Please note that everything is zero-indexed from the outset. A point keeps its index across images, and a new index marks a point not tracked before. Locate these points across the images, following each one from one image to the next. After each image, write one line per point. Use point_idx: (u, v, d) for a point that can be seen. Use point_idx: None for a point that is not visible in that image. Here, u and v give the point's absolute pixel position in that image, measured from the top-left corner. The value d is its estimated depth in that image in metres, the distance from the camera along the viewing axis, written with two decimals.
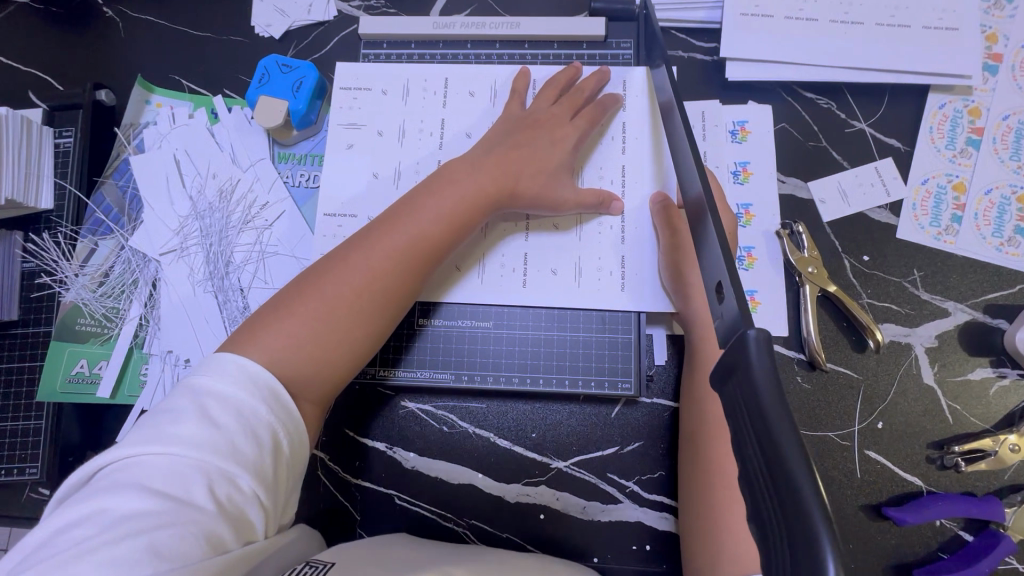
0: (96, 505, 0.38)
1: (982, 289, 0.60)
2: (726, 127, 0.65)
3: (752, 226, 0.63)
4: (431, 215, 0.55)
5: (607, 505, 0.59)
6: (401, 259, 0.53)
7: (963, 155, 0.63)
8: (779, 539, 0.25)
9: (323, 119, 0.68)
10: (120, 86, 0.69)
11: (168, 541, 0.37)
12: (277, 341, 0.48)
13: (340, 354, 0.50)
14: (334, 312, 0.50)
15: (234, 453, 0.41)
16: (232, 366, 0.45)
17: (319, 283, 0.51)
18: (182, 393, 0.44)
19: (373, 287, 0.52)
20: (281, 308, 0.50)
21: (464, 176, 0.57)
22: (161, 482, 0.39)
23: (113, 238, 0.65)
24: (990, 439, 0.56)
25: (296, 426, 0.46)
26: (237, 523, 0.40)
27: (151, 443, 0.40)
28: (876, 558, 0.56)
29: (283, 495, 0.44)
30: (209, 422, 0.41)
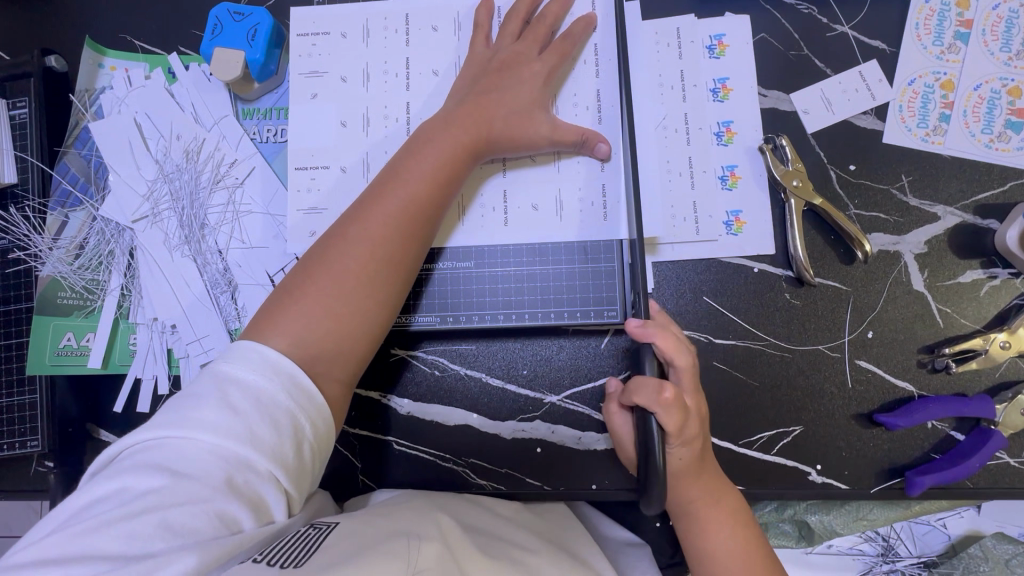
0: (119, 483, 0.39)
1: (972, 189, 0.59)
2: (703, 43, 0.62)
3: (734, 144, 0.61)
4: (418, 177, 0.53)
5: (603, 434, 0.60)
6: (398, 224, 0.52)
7: (951, 51, 0.60)
8: None
9: (283, 68, 0.66)
10: (70, 51, 0.66)
11: (183, 519, 0.38)
12: (294, 325, 0.48)
13: (359, 328, 0.50)
14: (345, 288, 0.50)
15: (251, 438, 0.41)
16: (254, 352, 0.45)
17: (323, 261, 0.50)
18: (207, 376, 0.44)
19: (377, 258, 0.51)
20: (291, 292, 0.50)
21: (440, 131, 0.55)
22: (182, 463, 0.40)
23: (83, 210, 0.63)
24: (980, 338, 0.55)
25: (319, 412, 0.45)
26: (253, 505, 0.40)
27: (174, 425, 0.41)
28: (869, 464, 0.57)
29: (306, 480, 0.44)
30: (230, 408, 0.41)
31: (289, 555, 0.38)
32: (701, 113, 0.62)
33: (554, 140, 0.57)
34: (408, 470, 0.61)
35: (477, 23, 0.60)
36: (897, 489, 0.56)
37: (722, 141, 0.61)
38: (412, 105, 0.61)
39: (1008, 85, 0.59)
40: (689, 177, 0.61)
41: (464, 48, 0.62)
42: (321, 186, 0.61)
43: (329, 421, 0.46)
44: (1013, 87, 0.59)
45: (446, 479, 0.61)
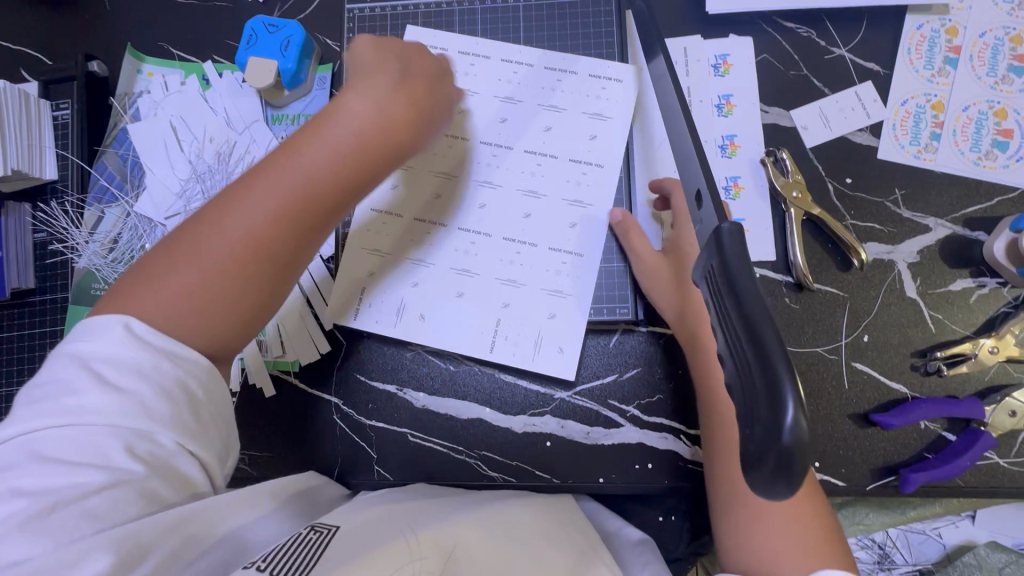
0: (12, 483, 0.38)
1: (962, 203, 0.62)
2: (709, 61, 0.66)
3: (737, 156, 0.65)
4: (317, 163, 0.48)
5: (610, 430, 0.62)
6: (292, 209, 0.47)
7: (941, 74, 0.64)
8: (750, 387, 0.28)
9: (313, 78, 0.69)
10: (112, 56, 0.70)
11: (103, 504, 0.39)
12: (150, 309, 0.44)
13: (228, 322, 0.47)
14: (208, 278, 0.45)
15: (145, 411, 0.41)
16: (120, 327, 0.43)
17: (194, 243, 0.46)
18: (70, 361, 0.42)
19: (253, 251, 0.46)
20: (154, 273, 0.45)
21: (355, 106, 0.50)
22: (76, 451, 0.39)
23: (118, 206, 0.66)
24: (969, 343, 0.59)
25: (210, 374, 0.45)
26: (168, 477, 0.42)
27: (57, 415, 0.40)
28: (865, 461, 0.59)
29: (215, 438, 0.45)
30: (110, 387, 0.41)
31: (290, 564, 0.41)
32: (708, 127, 0.65)
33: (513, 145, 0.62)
34: (422, 461, 0.64)
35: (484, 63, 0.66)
36: (892, 486, 0.59)
37: (726, 154, 0.65)
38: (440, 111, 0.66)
39: (995, 107, 0.63)
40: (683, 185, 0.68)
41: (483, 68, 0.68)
42: None
43: (219, 380, 0.46)
44: (999, 109, 0.63)
45: (458, 471, 0.63)
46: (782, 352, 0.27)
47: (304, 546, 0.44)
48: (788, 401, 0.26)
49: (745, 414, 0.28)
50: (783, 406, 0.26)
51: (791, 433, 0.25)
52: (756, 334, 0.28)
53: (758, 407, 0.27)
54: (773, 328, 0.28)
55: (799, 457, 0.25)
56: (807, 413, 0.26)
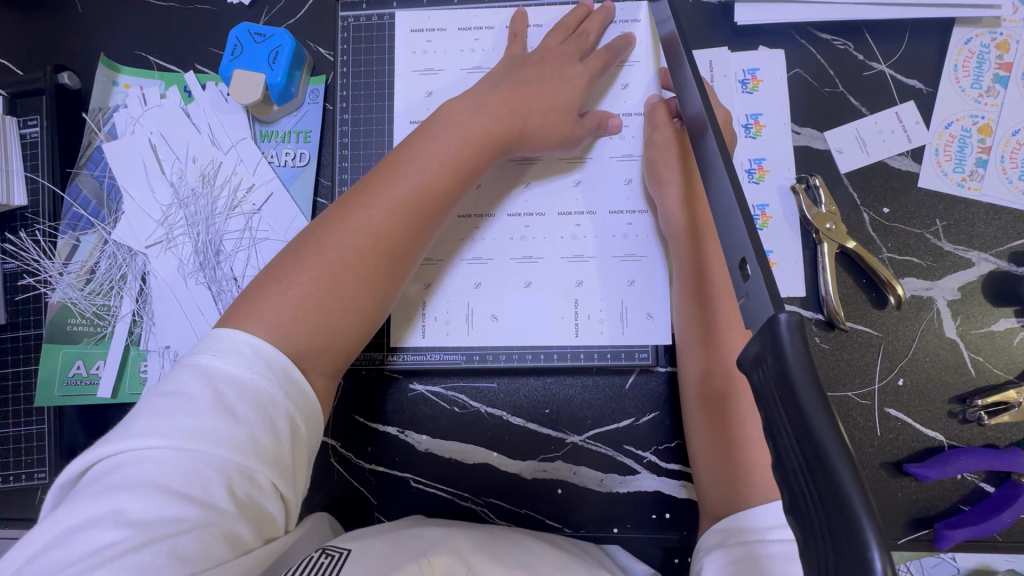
0: (110, 505, 0.36)
1: (1007, 236, 0.58)
2: (736, 77, 0.61)
3: (765, 181, 0.60)
4: (431, 163, 0.52)
5: (625, 477, 0.59)
6: (406, 213, 0.52)
7: (989, 94, 0.59)
8: (815, 522, 0.24)
9: (305, 91, 0.64)
10: (83, 66, 0.64)
11: (192, 545, 0.36)
12: (278, 312, 0.47)
13: (345, 323, 0.50)
14: (333, 277, 0.49)
15: (257, 445, 0.40)
16: (245, 345, 0.44)
17: (320, 243, 0.50)
18: (193, 375, 0.42)
19: (377, 249, 0.51)
20: (280, 275, 0.49)
21: (465, 116, 0.54)
22: (182, 480, 0.38)
23: (94, 233, 0.61)
24: (1013, 390, 0.54)
25: (312, 410, 0.46)
26: (258, 523, 0.40)
27: (170, 436, 0.39)
28: (896, 513, 0.56)
29: (299, 484, 0.45)
30: (229, 413, 0.40)
31: None
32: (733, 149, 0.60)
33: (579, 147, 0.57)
34: (424, 507, 0.60)
35: (513, 35, 0.60)
36: (925, 540, 0.55)
37: (753, 179, 0.60)
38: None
39: None
40: None
41: (491, 57, 0.61)
42: None
43: (318, 417, 0.47)
44: None
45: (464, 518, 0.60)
46: (854, 476, 0.23)
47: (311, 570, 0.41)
48: (870, 542, 0.22)
49: (812, 547, 0.24)
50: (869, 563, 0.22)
51: None
52: (826, 464, 0.24)
53: (829, 555, 0.23)
54: (846, 455, 0.24)
55: None
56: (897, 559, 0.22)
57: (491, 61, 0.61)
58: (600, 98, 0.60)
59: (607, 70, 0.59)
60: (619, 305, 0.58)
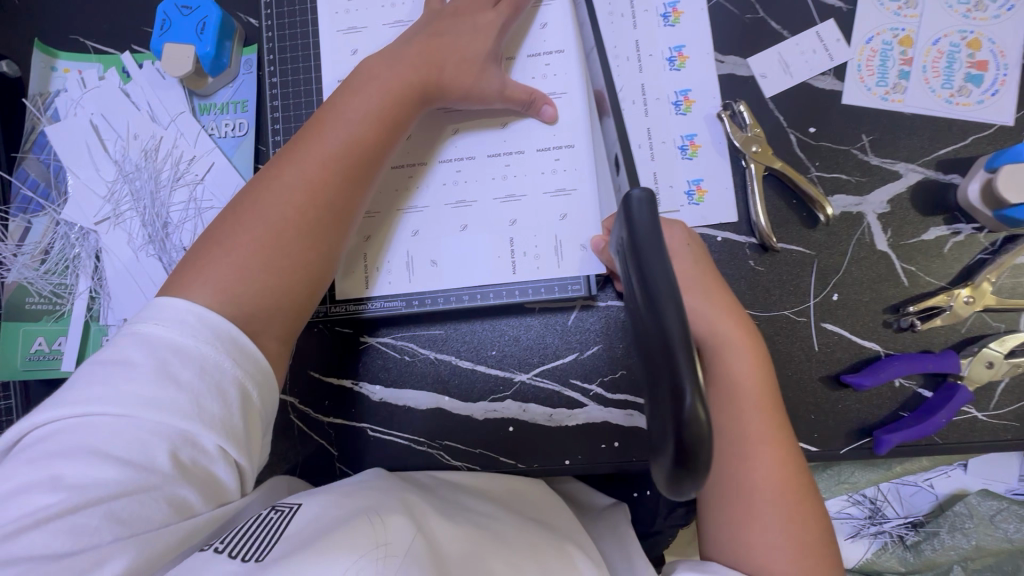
0: (49, 470, 0.38)
1: (934, 145, 0.58)
2: (657, 11, 0.62)
3: (692, 112, 0.61)
4: (358, 114, 0.53)
5: (572, 410, 0.60)
6: (339, 166, 0.52)
7: (908, 6, 0.59)
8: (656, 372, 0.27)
9: (238, 61, 0.65)
10: (21, 54, 0.65)
11: (130, 509, 0.38)
12: (223, 277, 0.46)
13: (295, 279, 0.49)
14: (275, 235, 0.49)
15: (200, 411, 0.40)
16: (188, 314, 0.43)
17: (257, 205, 0.50)
18: (136, 342, 0.42)
19: (315, 202, 0.50)
20: (221, 241, 0.48)
21: (386, 69, 0.55)
22: (122, 446, 0.39)
23: (45, 214, 0.63)
24: (944, 294, 0.56)
25: (264, 377, 0.45)
26: (204, 487, 0.41)
27: (110, 403, 0.39)
28: (838, 425, 0.57)
29: (255, 449, 0.44)
30: (171, 380, 0.40)
31: (245, 545, 0.42)
32: (658, 82, 0.61)
33: (504, 95, 0.58)
34: (383, 455, 0.62)
35: None
36: (866, 448, 0.57)
37: (680, 111, 0.61)
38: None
39: (968, 38, 0.58)
40: (642, 105, 0.61)
41: (415, 10, 0.62)
42: None
43: (272, 383, 0.46)
44: (972, 40, 0.58)
45: (421, 462, 0.61)
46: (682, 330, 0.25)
47: (261, 526, 0.44)
48: (685, 378, 0.24)
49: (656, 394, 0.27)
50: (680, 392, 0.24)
51: (689, 416, 0.24)
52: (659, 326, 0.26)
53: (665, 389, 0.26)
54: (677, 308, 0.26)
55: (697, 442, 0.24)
56: (705, 395, 0.24)
57: (416, 13, 0.62)
58: (523, 40, 0.61)
59: (520, 15, 0.60)
60: (554, 241, 0.59)
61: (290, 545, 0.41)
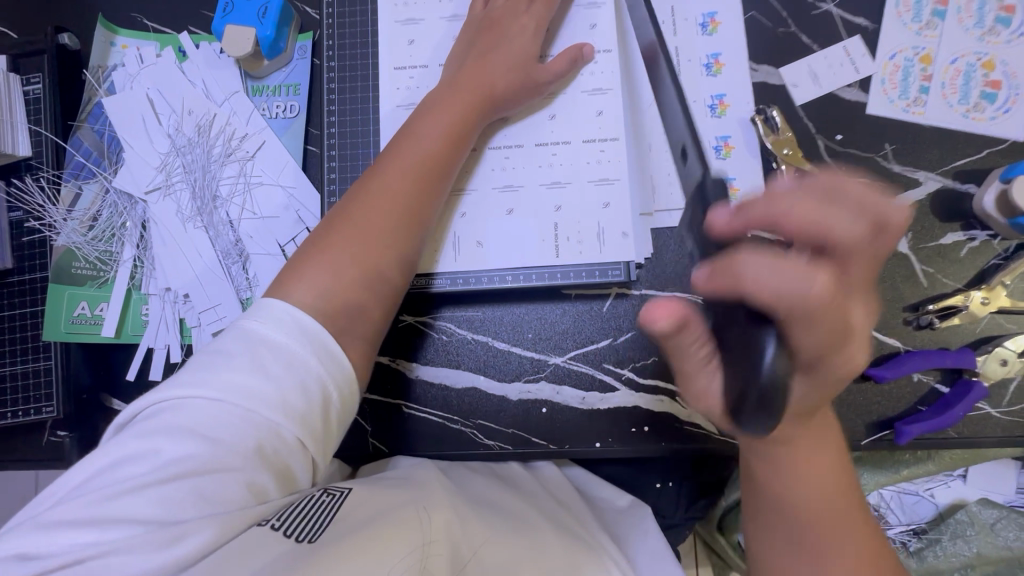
0: (148, 445, 0.40)
1: (951, 156, 0.62)
2: (696, 20, 0.66)
3: (727, 116, 0.64)
4: (430, 130, 0.56)
5: (605, 394, 0.62)
6: (415, 177, 0.55)
7: (928, 27, 0.64)
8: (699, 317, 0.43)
9: (293, 46, 0.68)
10: (82, 28, 0.67)
11: (214, 488, 0.40)
12: (315, 281, 0.49)
13: (377, 282, 0.52)
14: (361, 242, 0.52)
15: (288, 404, 0.43)
16: (284, 313, 0.46)
17: (344, 216, 0.53)
18: (238, 335, 0.45)
19: (395, 212, 0.53)
20: (312, 251, 0.51)
21: (448, 90, 0.59)
22: (215, 429, 0.41)
23: (96, 182, 0.65)
24: (960, 295, 0.59)
25: (346, 379, 0.47)
26: (279, 476, 0.43)
27: (210, 387, 0.42)
28: (858, 417, 0.59)
29: (327, 445, 0.46)
30: (265, 372, 0.43)
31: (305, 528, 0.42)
32: (695, 87, 0.65)
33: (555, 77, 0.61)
34: (417, 433, 0.63)
35: None
36: (886, 440, 0.59)
37: (715, 113, 0.64)
38: (429, 70, 0.65)
39: (983, 59, 0.63)
40: None
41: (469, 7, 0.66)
42: (339, 162, 0.64)
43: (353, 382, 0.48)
44: (987, 61, 0.63)
45: (454, 441, 0.63)
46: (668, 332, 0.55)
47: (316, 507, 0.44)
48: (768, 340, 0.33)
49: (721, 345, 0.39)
50: (761, 349, 0.33)
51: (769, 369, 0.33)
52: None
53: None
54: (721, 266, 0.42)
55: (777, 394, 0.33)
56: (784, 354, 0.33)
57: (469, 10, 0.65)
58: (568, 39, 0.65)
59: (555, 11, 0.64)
60: (597, 226, 0.61)
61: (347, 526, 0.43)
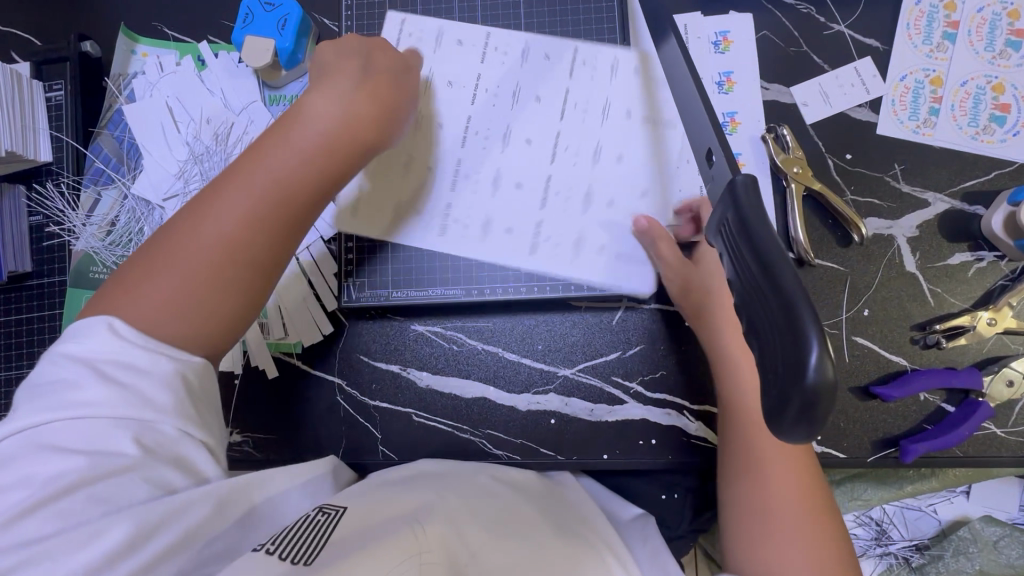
0: (19, 472, 0.38)
1: (960, 178, 0.63)
2: (709, 39, 0.66)
3: (738, 133, 0.65)
4: (304, 149, 0.49)
5: (614, 407, 0.63)
6: (270, 203, 0.47)
7: (939, 49, 0.64)
8: (772, 339, 0.28)
9: (311, 58, 0.69)
10: (105, 37, 0.69)
11: (112, 489, 0.39)
12: (146, 311, 0.43)
13: (217, 320, 0.45)
14: (192, 277, 0.44)
15: (146, 403, 0.41)
16: (105, 328, 0.42)
17: (175, 240, 0.45)
18: (62, 359, 0.41)
19: (242, 243, 0.46)
20: (127, 280, 0.44)
21: (326, 104, 0.52)
22: (86, 439, 0.39)
23: (115, 188, 0.65)
24: (967, 315, 0.59)
25: (203, 367, 0.45)
26: (179, 465, 0.42)
27: (49, 410, 0.39)
28: (865, 434, 0.60)
29: (214, 425, 0.45)
30: (112, 382, 0.40)
31: (299, 551, 0.42)
32: None
33: None
34: (426, 442, 0.64)
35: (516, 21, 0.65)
36: (891, 457, 0.59)
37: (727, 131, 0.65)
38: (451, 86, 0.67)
39: (993, 82, 0.64)
40: None
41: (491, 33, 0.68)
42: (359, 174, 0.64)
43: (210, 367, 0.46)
44: (997, 84, 0.64)
45: (462, 450, 0.63)
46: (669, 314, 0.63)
47: (310, 526, 0.45)
48: (811, 342, 0.26)
49: (769, 362, 0.28)
50: (805, 350, 0.25)
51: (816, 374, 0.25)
52: (775, 277, 0.28)
53: (780, 351, 0.27)
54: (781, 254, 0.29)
55: (823, 401, 0.25)
56: (832, 355, 0.25)
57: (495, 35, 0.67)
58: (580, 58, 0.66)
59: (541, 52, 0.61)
60: (587, 227, 0.63)
61: (342, 546, 0.43)
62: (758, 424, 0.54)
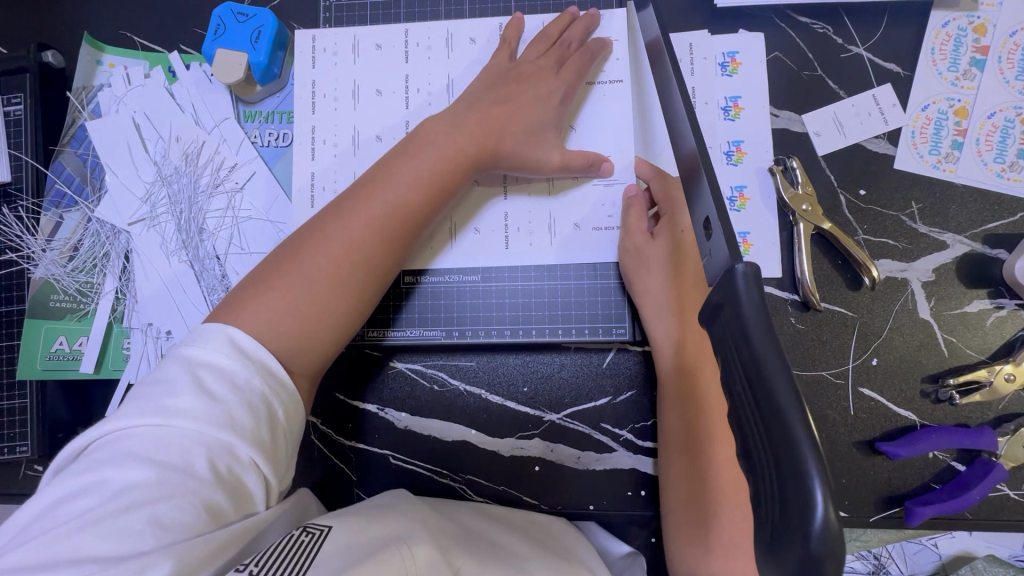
0: (96, 477, 0.38)
1: (982, 218, 0.58)
2: (715, 60, 0.61)
3: (743, 164, 0.60)
4: (415, 177, 0.53)
5: (602, 455, 0.59)
6: (382, 225, 0.51)
7: (966, 77, 0.59)
8: (767, 473, 0.24)
9: (288, 72, 0.64)
10: (67, 46, 0.64)
11: (172, 513, 0.37)
12: (259, 316, 0.47)
13: (323, 328, 0.49)
14: (308, 286, 0.48)
15: (232, 423, 0.40)
16: (223, 338, 0.44)
17: (294, 257, 0.50)
18: (176, 363, 0.43)
19: (353, 259, 0.50)
20: (257, 284, 0.49)
21: (445, 134, 0.55)
22: (164, 451, 0.39)
23: (78, 211, 0.62)
24: (985, 369, 0.55)
25: (291, 398, 0.45)
26: (235, 494, 0.40)
27: (148, 415, 0.40)
28: (868, 492, 0.56)
29: (283, 463, 0.44)
30: (207, 395, 0.41)
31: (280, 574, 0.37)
32: (711, 131, 0.61)
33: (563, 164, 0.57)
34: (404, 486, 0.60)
35: (505, 41, 0.61)
36: (896, 517, 0.56)
37: (732, 161, 0.60)
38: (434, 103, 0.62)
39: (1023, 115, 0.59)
40: None
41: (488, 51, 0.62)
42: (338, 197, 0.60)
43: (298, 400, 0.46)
44: None
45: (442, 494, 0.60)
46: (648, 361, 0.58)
47: (291, 547, 0.39)
48: (813, 489, 0.22)
49: (763, 500, 0.25)
50: (807, 501, 0.22)
51: (820, 530, 0.22)
52: (776, 407, 0.24)
53: (778, 501, 0.23)
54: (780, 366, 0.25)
55: (828, 559, 0.22)
56: (837, 503, 0.22)
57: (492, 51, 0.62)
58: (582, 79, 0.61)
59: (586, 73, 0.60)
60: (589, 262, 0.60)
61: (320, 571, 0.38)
62: (704, 447, 0.52)
